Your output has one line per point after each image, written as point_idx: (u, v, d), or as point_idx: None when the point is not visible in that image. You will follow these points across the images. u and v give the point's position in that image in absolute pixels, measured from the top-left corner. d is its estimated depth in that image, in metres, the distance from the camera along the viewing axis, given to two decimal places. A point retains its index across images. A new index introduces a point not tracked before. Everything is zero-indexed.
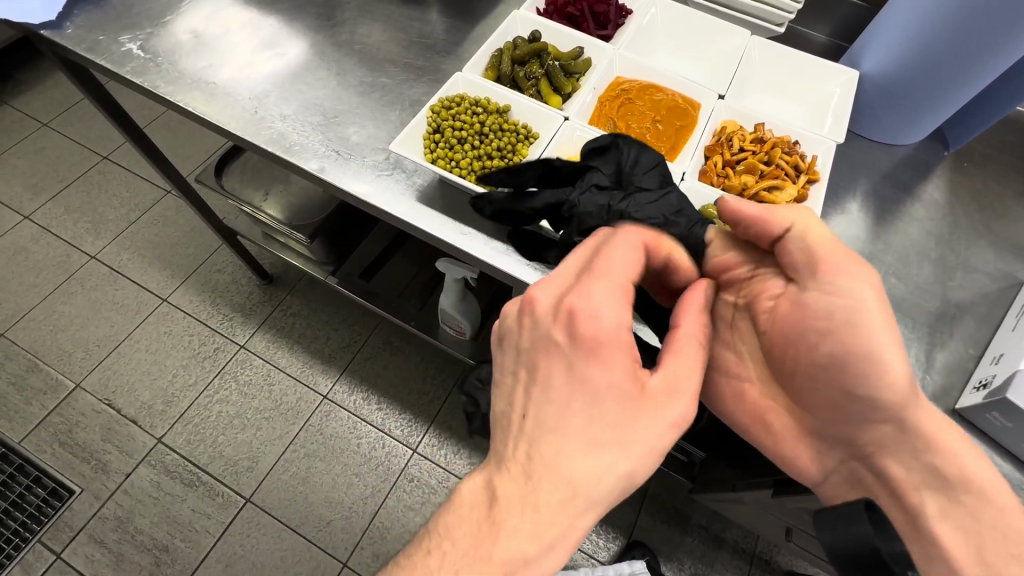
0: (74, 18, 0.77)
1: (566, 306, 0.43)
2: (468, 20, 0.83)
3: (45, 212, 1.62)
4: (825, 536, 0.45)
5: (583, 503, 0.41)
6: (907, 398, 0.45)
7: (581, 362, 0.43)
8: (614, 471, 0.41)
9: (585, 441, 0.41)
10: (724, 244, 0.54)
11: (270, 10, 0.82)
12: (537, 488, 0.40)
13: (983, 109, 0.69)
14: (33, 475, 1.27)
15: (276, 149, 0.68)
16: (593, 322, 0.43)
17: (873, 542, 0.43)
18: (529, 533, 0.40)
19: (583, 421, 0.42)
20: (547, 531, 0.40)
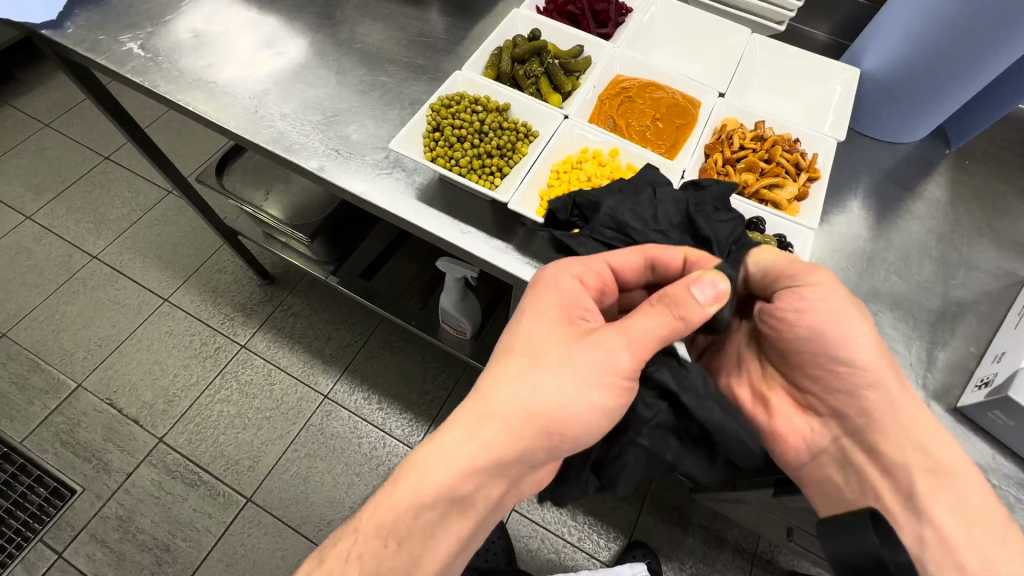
0: (74, 18, 0.77)
1: (539, 272, 0.55)
2: (468, 18, 0.83)
3: (47, 213, 1.62)
4: (830, 545, 0.50)
5: (507, 413, 0.47)
6: (875, 378, 0.51)
7: (533, 296, 0.53)
8: (531, 384, 0.48)
9: (519, 364, 0.49)
10: None
11: (270, 9, 0.82)
12: (472, 391, 0.49)
13: (984, 107, 0.69)
14: (34, 475, 1.28)
15: (276, 148, 0.68)
16: (551, 271, 0.54)
17: (876, 550, 0.47)
18: (454, 429, 0.48)
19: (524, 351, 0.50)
20: (466, 429, 0.47)
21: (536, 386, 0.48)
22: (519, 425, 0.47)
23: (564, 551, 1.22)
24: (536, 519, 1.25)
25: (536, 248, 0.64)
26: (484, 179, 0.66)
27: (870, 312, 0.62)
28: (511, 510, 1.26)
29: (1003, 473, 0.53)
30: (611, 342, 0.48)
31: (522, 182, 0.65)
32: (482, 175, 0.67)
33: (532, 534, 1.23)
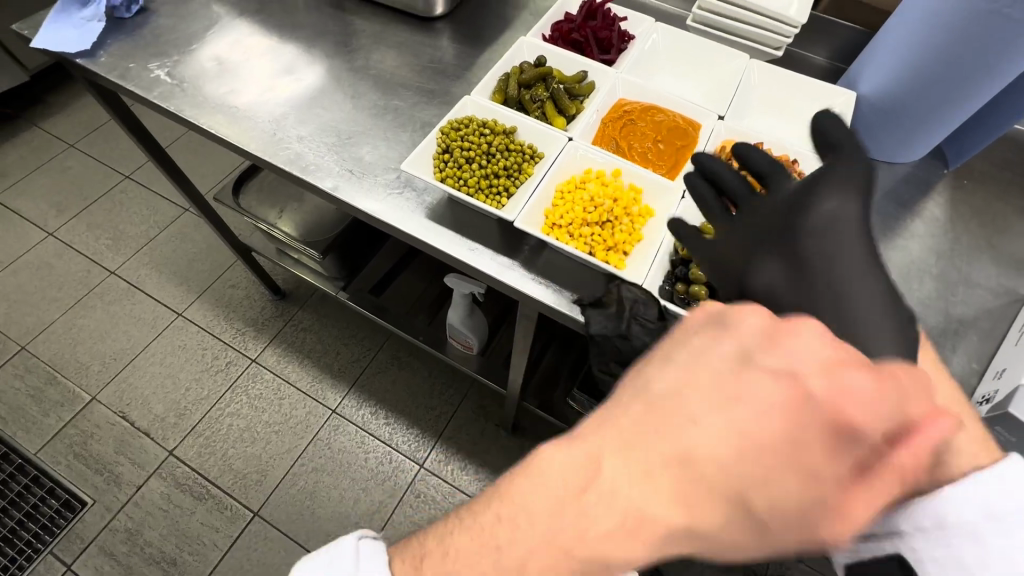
0: (107, 47, 0.82)
1: (787, 335, 0.29)
2: (477, 45, 0.87)
3: (69, 229, 1.68)
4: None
5: (632, 547, 0.29)
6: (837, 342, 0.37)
7: (774, 372, 0.28)
8: (733, 520, 0.27)
9: (695, 487, 0.28)
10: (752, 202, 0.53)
11: (290, 37, 0.86)
12: (639, 480, 0.28)
13: (980, 128, 0.71)
14: (47, 486, 1.30)
15: (292, 169, 0.71)
16: (800, 344, 0.28)
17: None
18: (602, 528, 0.29)
19: (727, 453, 0.27)
20: (618, 545, 0.29)
21: (715, 524, 0.28)
22: (660, 553, 0.29)
23: None
24: None
25: (542, 266, 0.66)
26: (491, 199, 0.69)
27: None
28: None
29: None
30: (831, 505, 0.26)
31: (527, 201, 0.68)
32: (489, 195, 0.69)
33: None
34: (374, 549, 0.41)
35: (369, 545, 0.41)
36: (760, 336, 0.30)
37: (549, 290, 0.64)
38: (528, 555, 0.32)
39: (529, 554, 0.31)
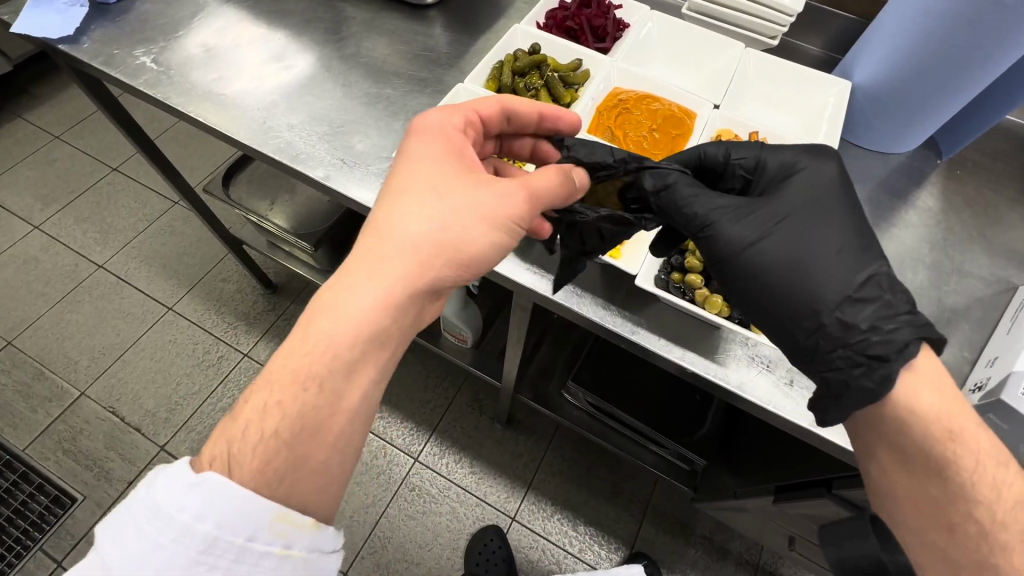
0: (90, 33, 0.80)
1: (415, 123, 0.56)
2: (471, 34, 0.86)
3: (55, 223, 1.65)
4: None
5: (379, 272, 0.46)
6: (955, 431, 0.45)
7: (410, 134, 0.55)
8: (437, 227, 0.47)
9: (415, 224, 0.47)
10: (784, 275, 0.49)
11: (279, 25, 0.84)
12: (370, 247, 0.47)
13: (971, 119, 0.71)
14: (36, 483, 1.28)
15: (283, 158, 0.70)
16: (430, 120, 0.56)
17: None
18: (361, 273, 0.46)
19: (425, 209, 0.48)
20: (375, 271, 0.46)
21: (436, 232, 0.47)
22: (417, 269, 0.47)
23: (565, 562, 1.21)
24: (537, 530, 1.24)
25: (536, 255, 0.66)
26: None
27: None
28: (512, 520, 1.25)
29: None
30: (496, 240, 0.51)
31: None
32: None
33: (532, 545, 1.23)
34: (183, 469, 0.40)
35: (173, 470, 0.40)
36: (421, 132, 0.55)
37: (543, 278, 0.65)
38: (310, 366, 0.43)
39: (313, 364, 0.43)
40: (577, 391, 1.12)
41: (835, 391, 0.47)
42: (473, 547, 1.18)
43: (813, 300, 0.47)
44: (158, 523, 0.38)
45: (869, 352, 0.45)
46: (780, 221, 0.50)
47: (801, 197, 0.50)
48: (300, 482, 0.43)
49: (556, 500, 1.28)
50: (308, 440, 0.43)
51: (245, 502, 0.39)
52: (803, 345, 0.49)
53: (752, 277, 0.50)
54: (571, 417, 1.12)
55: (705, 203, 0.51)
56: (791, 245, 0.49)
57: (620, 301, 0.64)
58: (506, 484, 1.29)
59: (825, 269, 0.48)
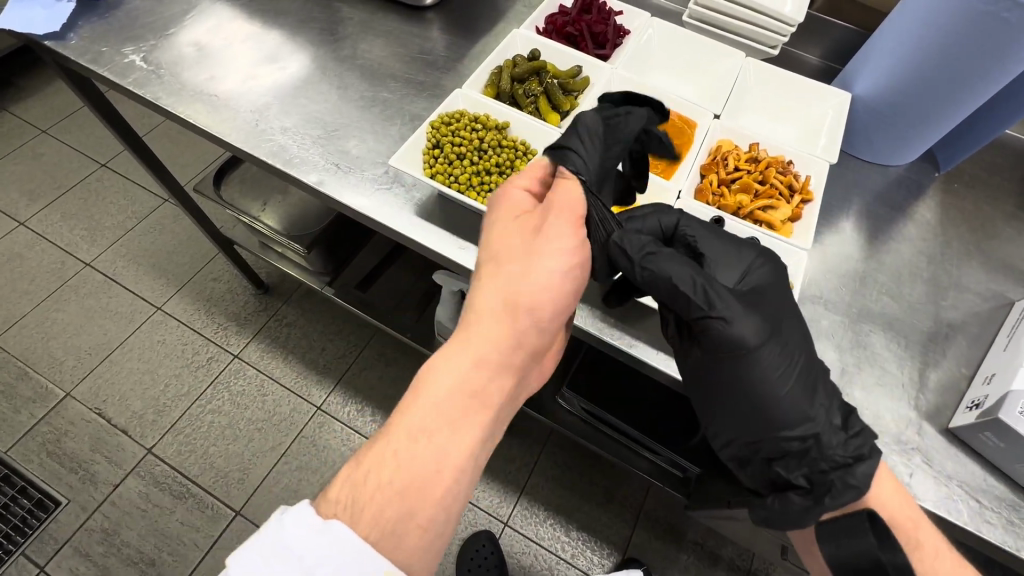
0: (78, 29, 0.78)
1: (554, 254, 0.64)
2: (468, 37, 0.84)
3: (41, 219, 1.61)
4: (828, 546, 0.52)
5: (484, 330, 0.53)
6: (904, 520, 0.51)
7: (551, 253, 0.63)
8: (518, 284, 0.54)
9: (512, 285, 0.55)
10: (779, 383, 0.51)
11: (273, 24, 0.83)
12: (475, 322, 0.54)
13: (973, 130, 0.71)
14: (19, 486, 1.25)
15: (275, 162, 0.69)
16: None
17: (875, 553, 0.50)
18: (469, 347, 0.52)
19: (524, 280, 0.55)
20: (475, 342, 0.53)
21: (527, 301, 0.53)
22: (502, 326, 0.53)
23: (557, 568, 1.20)
24: (529, 535, 1.24)
25: None
26: (483, 196, 0.67)
27: (862, 330, 0.63)
28: (504, 526, 1.24)
29: (992, 494, 0.53)
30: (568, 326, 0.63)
31: None
32: (481, 192, 0.67)
33: (525, 550, 1.22)
34: (313, 515, 0.44)
35: (304, 516, 0.43)
36: None
37: None
38: (435, 439, 0.49)
39: (450, 440, 0.50)
40: (571, 398, 1.11)
41: (819, 491, 0.51)
42: (465, 553, 1.17)
43: (801, 412, 0.51)
44: (290, 564, 0.42)
45: (851, 454, 0.50)
46: (767, 327, 0.51)
47: (771, 291, 0.55)
48: (420, 546, 0.47)
49: (548, 505, 1.27)
50: (445, 506, 0.49)
51: (360, 558, 0.43)
52: (795, 450, 0.52)
53: (749, 380, 0.51)
54: (564, 422, 1.12)
55: (711, 294, 0.50)
56: (783, 359, 0.51)
57: (617, 313, 0.63)
58: (500, 490, 1.28)
59: (806, 390, 0.52)
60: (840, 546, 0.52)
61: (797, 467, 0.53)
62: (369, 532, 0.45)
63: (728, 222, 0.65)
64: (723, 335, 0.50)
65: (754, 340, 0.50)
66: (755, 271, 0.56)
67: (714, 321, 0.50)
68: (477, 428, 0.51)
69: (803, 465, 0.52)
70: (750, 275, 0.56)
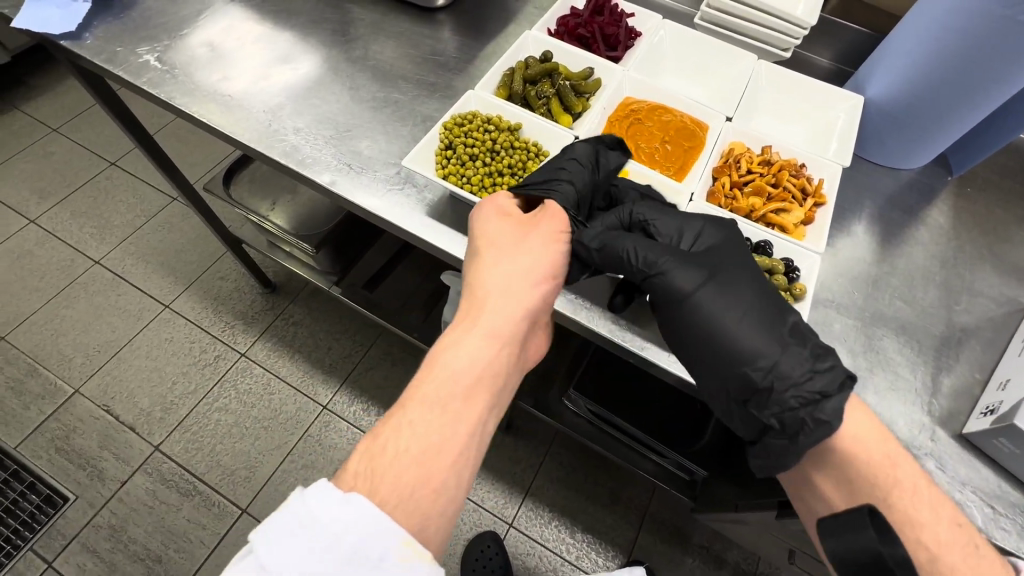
0: (93, 29, 0.79)
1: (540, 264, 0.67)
2: (479, 38, 0.85)
3: (51, 217, 1.63)
4: (832, 542, 0.52)
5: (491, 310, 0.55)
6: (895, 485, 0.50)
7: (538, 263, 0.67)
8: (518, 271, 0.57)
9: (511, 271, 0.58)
10: (737, 329, 0.53)
11: (286, 25, 0.83)
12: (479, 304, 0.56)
13: (986, 133, 0.70)
14: (28, 482, 1.26)
15: (288, 162, 0.69)
16: None
17: (876, 547, 0.49)
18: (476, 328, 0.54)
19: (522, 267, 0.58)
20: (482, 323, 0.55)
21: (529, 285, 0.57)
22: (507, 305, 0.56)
23: (562, 569, 1.20)
24: (533, 536, 1.23)
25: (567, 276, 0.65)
26: None
27: (874, 335, 0.62)
28: (509, 527, 1.24)
29: (1006, 501, 0.52)
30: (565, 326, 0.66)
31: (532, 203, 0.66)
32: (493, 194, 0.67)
33: (529, 551, 1.22)
34: (332, 489, 0.43)
35: (321, 491, 0.43)
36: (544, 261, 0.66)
37: None
38: (448, 408, 0.50)
39: (462, 411, 0.50)
40: (578, 399, 1.11)
41: (793, 430, 0.51)
42: (470, 554, 1.17)
43: (754, 350, 0.52)
44: (311, 538, 0.41)
45: (817, 389, 0.50)
46: (709, 280, 0.55)
47: (721, 249, 0.58)
48: (437, 514, 0.47)
49: (553, 506, 1.27)
50: (457, 474, 0.48)
51: (382, 526, 0.42)
52: (759, 387, 0.52)
53: (701, 326, 0.54)
54: (569, 424, 1.10)
55: (646, 252, 0.56)
56: (726, 300, 0.54)
57: (627, 314, 0.63)
58: (505, 491, 1.28)
59: (762, 327, 0.53)
60: (846, 545, 0.51)
61: (769, 407, 0.52)
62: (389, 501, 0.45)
63: (741, 225, 0.65)
64: (662, 285, 0.55)
65: (693, 289, 0.54)
66: (704, 234, 0.60)
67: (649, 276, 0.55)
68: (486, 401, 0.52)
69: (773, 404, 0.52)
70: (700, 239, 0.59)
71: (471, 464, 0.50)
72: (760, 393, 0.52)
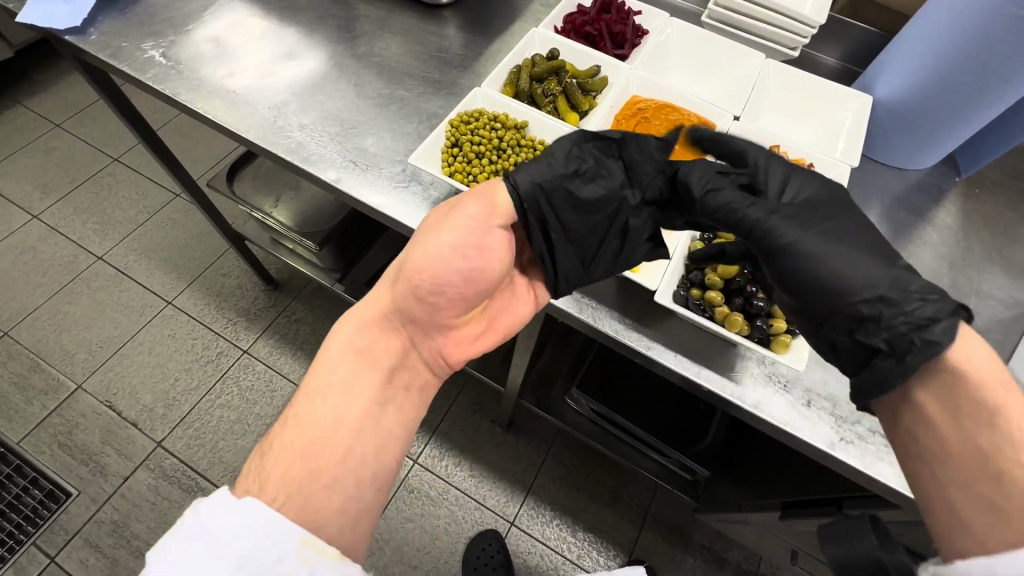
0: (98, 24, 0.79)
1: None
2: (485, 36, 0.84)
3: (54, 213, 1.63)
4: (830, 549, 0.48)
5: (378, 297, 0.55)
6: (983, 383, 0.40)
7: None
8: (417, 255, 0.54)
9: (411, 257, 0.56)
10: (852, 271, 0.47)
11: (290, 20, 0.83)
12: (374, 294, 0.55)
13: (993, 134, 0.70)
14: (30, 477, 1.26)
15: (293, 159, 0.69)
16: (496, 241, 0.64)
17: (876, 553, 0.46)
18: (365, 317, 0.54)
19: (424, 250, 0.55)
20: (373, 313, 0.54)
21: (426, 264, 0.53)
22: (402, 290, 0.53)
23: (563, 569, 1.20)
24: (535, 534, 1.23)
25: None
26: None
27: None
28: (510, 525, 1.24)
29: None
30: (513, 320, 0.62)
31: None
32: None
33: (531, 550, 1.22)
34: (223, 496, 0.41)
35: (214, 502, 0.41)
36: None
37: (564, 292, 0.65)
38: (332, 399, 0.49)
39: (347, 398, 0.49)
40: (580, 398, 1.10)
41: (901, 350, 0.43)
42: (471, 552, 1.17)
43: (863, 281, 0.46)
44: (208, 549, 0.39)
45: (926, 316, 0.43)
46: (816, 230, 0.49)
47: (837, 206, 0.51)
48: (333, 508, 0.44)
49: (555, 505, 1.27)
50: (350, 467, 0.46)
51: (274, 523, 0.40)
52: (866, 317, 0.46)
53: (804, 274, 0.48)
54: (572, 423, 1.12)
55: (755, 207, 0.50)
56: (840, 248, 0.48)
57: (634, 314, 0.63)
58: (506, 489, 1.28)
59: (879, 268, 0.47)
60: (845, 552, 0.47)
61: (875, 330, 0.45)
62: (273, 496, 0.43)
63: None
64: (767, 237, 0.49)
65: (800, 244, 0.48)
66: (809, 188, 0.53)
67: (752, 231, 0.50)
68: (374, 387, 0.51)
69: (881, 329, 0.45)
70: (802, 189, 0.53)
71: (366, 452, 0.48)
72: (864, 324, 0.46)
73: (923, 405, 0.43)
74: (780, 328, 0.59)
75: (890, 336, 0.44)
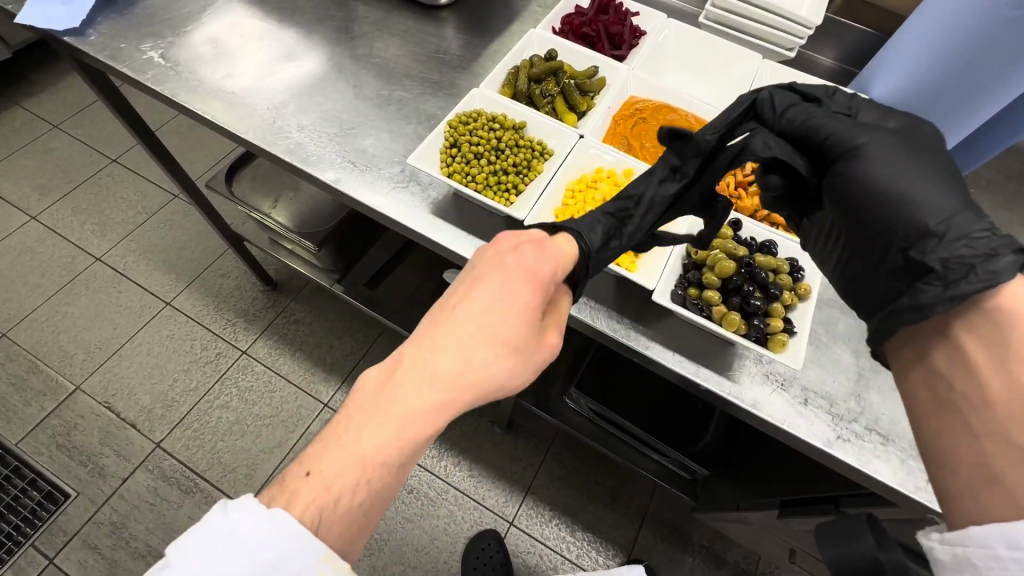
0: (96, 26, 0.79)
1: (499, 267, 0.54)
2: (483, 37, 0.84)
3: (52, 213, 1.62)
4: (828, 550, 0.46)
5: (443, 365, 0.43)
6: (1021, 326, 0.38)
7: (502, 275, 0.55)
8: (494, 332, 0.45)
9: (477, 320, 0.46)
10: (922, 186, 0.44)
11: (289, 22, 0.83)
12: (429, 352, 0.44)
13: (989, 132, 0.70)
14: (28, 478, 1.26)
15: (291, 159, 0.69)
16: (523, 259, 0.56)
17: (873, 554, 0.43)
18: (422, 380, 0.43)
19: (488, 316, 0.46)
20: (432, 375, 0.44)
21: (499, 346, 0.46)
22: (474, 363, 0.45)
23: (562, 568, 1.20)
24: (534, 534, 1.24)
25: None
26: (499, 196, 0.67)
27: None
28: (509, 525, 1.24)
29: None
30: None
31: (536, 202, 0.67)
32: (497, 192, 0.68)
33: (530, 550, 1.22)
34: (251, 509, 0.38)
35: (240, 506, 0.38)
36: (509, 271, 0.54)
37: None
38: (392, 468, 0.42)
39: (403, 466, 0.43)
40: (579, 398, 1.10)
41: (954, 275, 0.39)
42: (470, 552, 1.17)
43: (917, 198, 0.44)
44: (230, 551, 0.38)
45: (987, 246, 0.39)
46: (889, 143, 0.48)
47: (918, 140, 0.48)
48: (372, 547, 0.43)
49: (554, 505, 1.27)
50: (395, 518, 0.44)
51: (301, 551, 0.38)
52: (928, 230, 0.43)
53: (858, 176, 0.47)
54: (571, 422, 1.11)
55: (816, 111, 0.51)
56: (905, 160, 0.46)
57: (632, 313, 0.63)
58: (506, 489, 1.28)
59: (943, 193, 0.44)
60: (840, 554, 0.45)
61: (934, 250, 0.42)
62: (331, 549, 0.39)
63: (745, 225, 0.67)
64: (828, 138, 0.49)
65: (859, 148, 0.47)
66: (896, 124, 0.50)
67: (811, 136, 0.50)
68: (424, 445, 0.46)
69: (941, 248, 0.41)
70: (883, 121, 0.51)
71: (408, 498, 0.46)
72: (923, 239, 0.43)
73: (962, 347, 0.40)
74: (777, 327, 0.58)
75: (949, 257, 0.40)
